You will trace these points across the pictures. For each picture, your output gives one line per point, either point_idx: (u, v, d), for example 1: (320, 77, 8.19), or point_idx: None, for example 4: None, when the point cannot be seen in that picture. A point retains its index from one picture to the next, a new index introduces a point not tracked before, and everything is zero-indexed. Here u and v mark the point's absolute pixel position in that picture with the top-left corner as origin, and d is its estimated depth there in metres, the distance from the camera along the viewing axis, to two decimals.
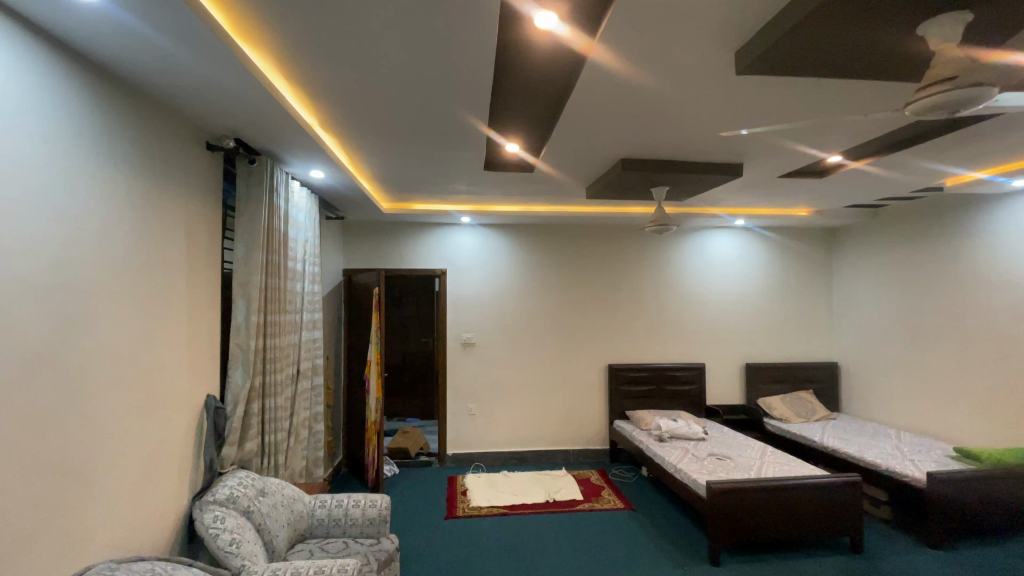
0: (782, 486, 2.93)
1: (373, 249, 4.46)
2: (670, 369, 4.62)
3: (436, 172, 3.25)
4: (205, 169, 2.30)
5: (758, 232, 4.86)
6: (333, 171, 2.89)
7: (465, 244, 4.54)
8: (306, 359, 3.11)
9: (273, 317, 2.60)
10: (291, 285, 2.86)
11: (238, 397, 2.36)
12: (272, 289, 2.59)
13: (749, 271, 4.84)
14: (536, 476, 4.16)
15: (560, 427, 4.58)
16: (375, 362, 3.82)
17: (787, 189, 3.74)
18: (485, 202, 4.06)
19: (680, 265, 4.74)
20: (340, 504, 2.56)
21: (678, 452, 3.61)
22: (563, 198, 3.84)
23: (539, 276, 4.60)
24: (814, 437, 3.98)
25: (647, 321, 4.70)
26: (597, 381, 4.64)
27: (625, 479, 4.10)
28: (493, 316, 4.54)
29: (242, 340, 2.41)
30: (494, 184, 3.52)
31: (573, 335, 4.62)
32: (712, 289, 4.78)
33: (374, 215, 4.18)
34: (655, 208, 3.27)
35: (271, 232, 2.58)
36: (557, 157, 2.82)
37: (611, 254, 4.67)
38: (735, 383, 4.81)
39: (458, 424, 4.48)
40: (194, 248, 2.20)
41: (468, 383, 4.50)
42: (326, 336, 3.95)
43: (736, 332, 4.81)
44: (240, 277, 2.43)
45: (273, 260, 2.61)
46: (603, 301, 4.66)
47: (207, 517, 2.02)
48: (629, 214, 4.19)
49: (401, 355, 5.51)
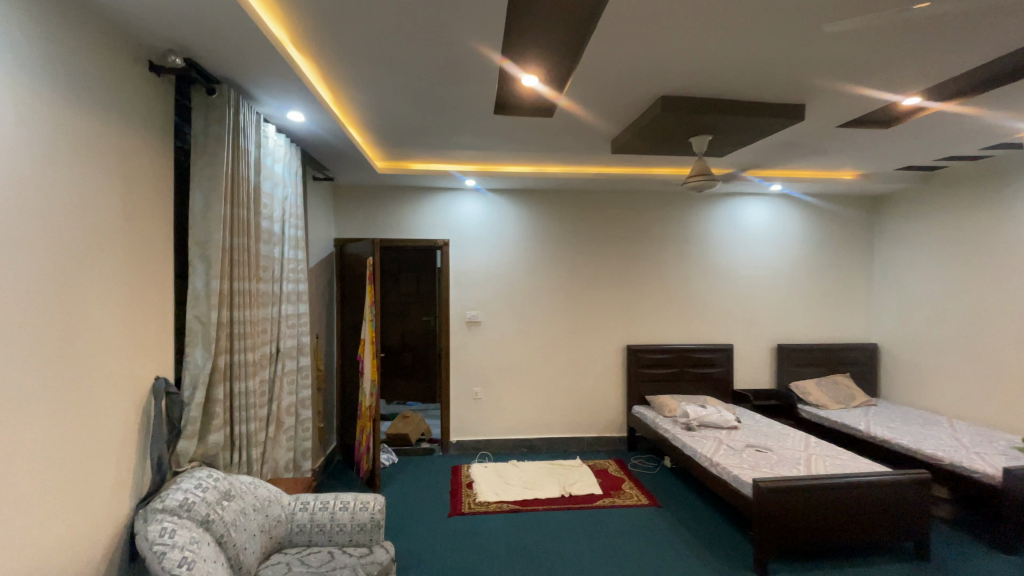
0: (840, 484, 2.54)
1: (367, 215, 4.01)
2: (696, 350, 4.19)
3: (438, 120, 2.77)
4: (150, 95, 1.83)
5: (793, 199, 4.38)
6: (314, 111, 2.42)
7: (469, 210, 4.07)
8: (288, 337, 2.68)
9: (243, 284, 2.16)
10: (266, 249, 2.42)
11: (197, 380, 1.94)
12: (240, 251, 2.14)
13: (784, 242, 4.37)
14: (549, 467, 3.76)
15: (574, 414, 4.18)
16: (369, 341, 3.39)
17: (840, 145, 3.26)
18: (493, 161, 3.58)
19: (707, 235, 4.28)
20: (325, 507, 2.16)
21: (711, 442, 3.21)
22: (582, 155, 3.36)
23: (551, 248, 4.14)
24: (859, 425, 3.58)
25: (671, 298, 4.26)
26: (615, 363, 4.22)
27: (646, 471, 3.72)
28: (500, 292, 4.11)
29: (201, 310, 1.97)
30: (505, 137, 3.05)
31: (588, 313, 4.19)
32: (742, 262, 4.33)
33: (369, 177, 3.73)
34: (694, 162, 2.80)
35: (239, 182, 2.12)
36: (585, 93, 2.35)
37: (632, 224, 4.20)
38: (765, 366, 4.39)
39: (462, 409, 4.09)
40: (136, 194, 1.75)
41: (473, 365, 4.09)
42: (315, 312, 3.53)
43: (768, 310, 4.38)
44: (198, 235, 1.97)
45: (242, 216, 2.15)
46: (622, 275, 4.21)
47: (152, 531, 1.60)
48: (656, 176, 3.71)
49: (400, 334, 5.10)
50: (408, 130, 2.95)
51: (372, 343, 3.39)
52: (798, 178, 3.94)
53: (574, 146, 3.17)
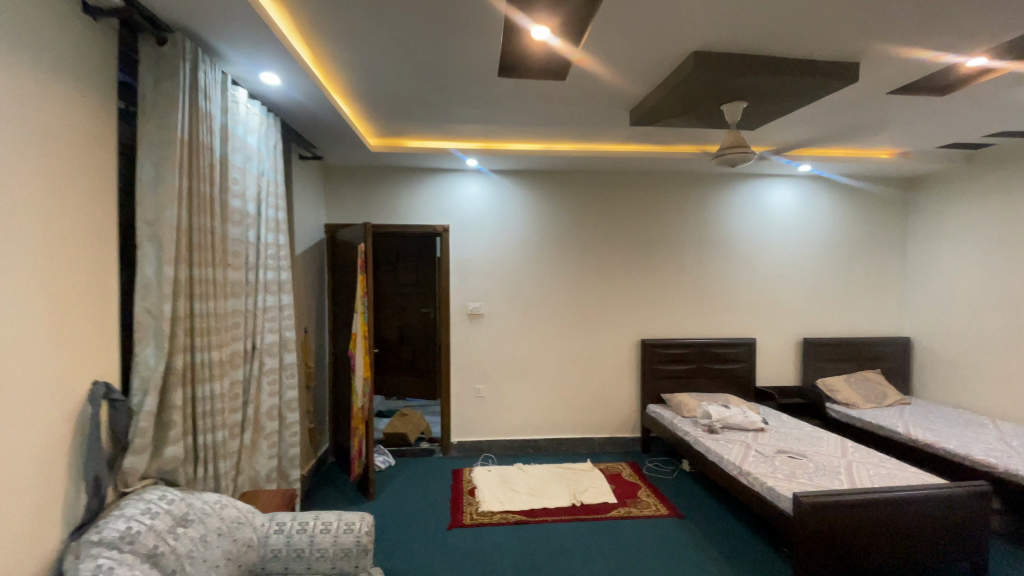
0: (892, 500, 2.23)
1: (360, 199, 3.69)
2: (716, 345, 3.88)
3: (434, 86, 2.44)
4: (84, 41, 1.51)
5: (821, 181, 4.04)
6: (292, 73, 2.09)
7: (470, 193, 3.75)
8: (269, 332, 2.37)
9: (206, 271, 1.85)
10: (237, 231, 2.11)
11: (148, 385, 1.64)
12: (203, 233, 1.83)
13: (811, 228, 4.04)
14: (558, 471, 3.48)
15: (584, 413, 3.88)
16: (361, 336, 3.09)
17: (884, 118, 2.91)
18: (497, 138, 3.24)
19: (728, 220, 3.95)
20: (304, 529, 1.87)
21: (738, 448, 2.91)
22: (596, 130, 3.03)
23: (560, 234, 3.82)
24: (897, 427, 3.27)
25: (688, 288, 3.94)
26: (628, 359, 3.91)
27: (663, 476, 3.44)
28: (505, 282, 3.79)
29: (152, 302, 1.67)
30: (510, 108, 2.71)
31: (600, 304, 3.87)
32: (766, 249, 4.00)
33: (360, 156, 3.41)
34: (727, 133, 2.48)
35: (199, 151, 1.81)
36: (607, 48, 2.01)
37: (647, 208, 3.87)
38: (790, 362, 4.07)
39: (464, 408, 3.80)
40: (65, 160, 1.44)
41: (476, 361, 3.79)
42: (303, 304, 3.23)
43: (794, 301, 4.05)
44: (148, 213, 1.66)
45: (204, 192, 1.84)
46: (637, 264, 3.88)
47: (83, 571, 1.31)
48: (675, 155, 3.38)
49: (398, 327, 4.80)
50: (400, 99, 2.62)
51: (364, 338, 3.09)
52: (830, 157, 3.59)
53: (588, 119, 2.84)
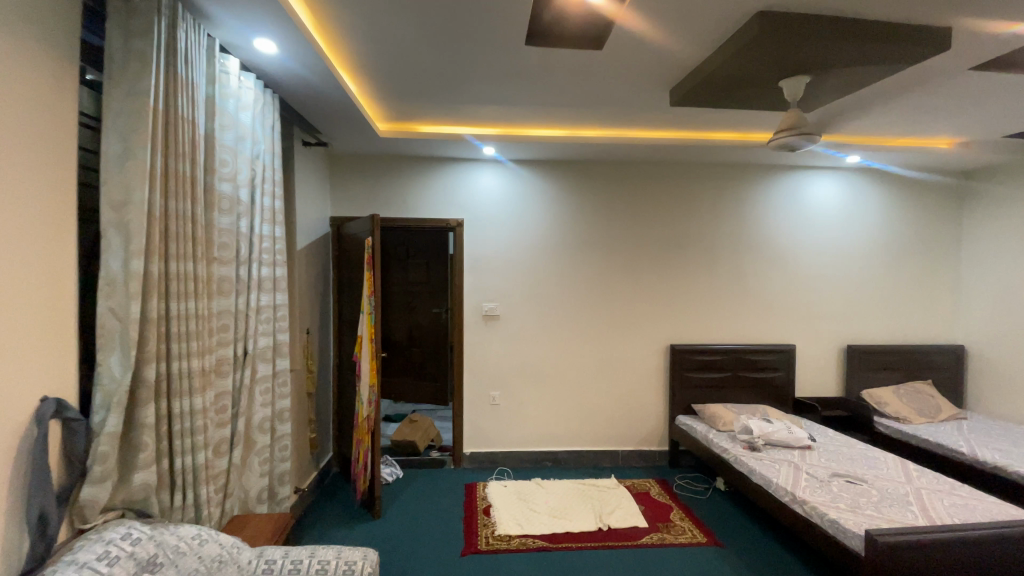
0: (982, 541, 1.91)
1: (368, 189, 3.42)
2: (753, 352, 3.56)
3: (450, 58, 2.15)
4: None
5: (868, 174, 3.70)
6: (290, 40, 1.81)
7: (486, 184, 3.47)
8: (262, 335, 2.10)
9: (188, 266, 1.57)
10: (226, 221, 1.84)
11: (111, 402, 1.37)
12: (184, 221, 1.56)
13: (856, 225, 3.71)
14: (581, 488, 3.18)
15: (606, 424, 3.59)
16: (367, 338, 2.82)
17: (956, 101, 2.57)
18: (517, 123, 2.95)
19: (767, 215, 3.62)
20: (298, 569, 1.59)
21: (787, 470, 2.59)
22: (628, 113, 2.73)
23: (583, 230, 3.52)
24: (960, 447, 2.93)
25: (723, 290, 3.62)
26: (656, 365, 3.60)
27: (695, 496, 3.13)
28: (522, 280, 3.51)
29: (118, 302, 1.39)
30: (536, 85, 2.41)
31: (626, 306, 3.57)
32: (807, 247, 3.67)
33: (368, 142, 3.13)
34: (790, 111, 2.17)
35: (179, 124, 1.54)
36: (659, 4, 1.71)
37: (678, 201, 3.56)
38: (831, 370, 3.74)
39: (477, 416, 3.52)
40: (7, 127, 1.16)
41: (490, 366, 3.51)
42: (305, 304, 2.97)
43: (837, 305, 3.72)
44: (115, 196, 1.39)
45: (185, 172, 1.56)
46: (666, 263, 3.57)
47: None
48: (713, 142, 3.07)
49: (407, 327, 4.53)
50: (412, 74, 2.33)
51: (370, 342, 2.82)
52: (883, 146, 3.26)
53: (621, 99, 2.54)
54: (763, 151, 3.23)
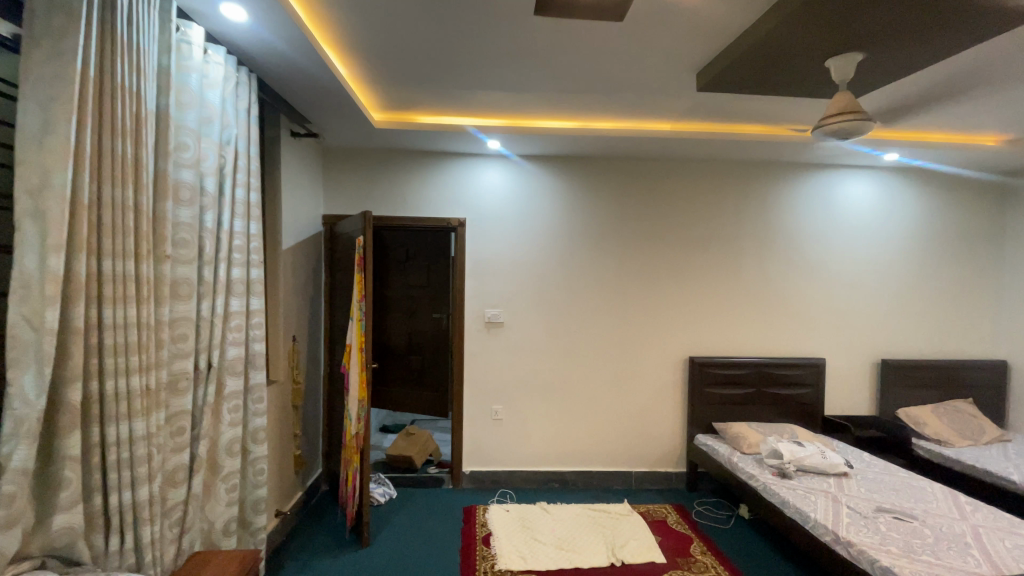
0: None
1: (364, 186, 3.17)
2: (779, 366, 3.26)
3: (447, 33, 1.90)
4: None
5: (906, 173, 3.40)
6: (259, 6, 1.55)
7: (490, 181, 3.21)
8: (232, 345, 1.84)
9: (130, 265, 1.33)
10: (186, 214, 1.59)
11: (20, 430, 1.12)
12: (124, 211, 1.31)
13: (892, 229, 3.41)
14: (591, 514, 2.89)
15: (618, 443, 3.30)
16: (356, 347, 2.56)
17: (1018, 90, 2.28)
18: (524, 113, 2.69)
19: (795, 217, 3.34)
20: None
21: (825, 502, 2.30)
22: (646, 101, 2.47)
23: (595, 231, 3.25)
24: (1014, 477, 2.61)
25: (747, 298, 3.33)
26: (673, 379, 3.31)
27: (717, 526, 2.84)
28: (528, 285, 3.24)
29: (34, 308, 1.15)
30: (545, 69, 2.16)
31: (641, 314, 3.29)
32: (839, 253, 3.37)
33: (363, 134, 2.89)
34: (841, 95, 1.89)
35: (117, 95, 1.29)
36: None
37: (699, 201, 3.28)
38: (863, 387, 3.44)
39: (478, 432, 3.25)
40: None
41: (493, 377, 3.25)
42: (291, 309, 2.72)
43: (870, 316, 3.42)
44: (30, 179, 1.15)
45: (126, 153, 1.32)
46: (686, 268, 3.29)
47: None
48: (739, 136, 2.79)
49: (407, 334, 4.27)
50: (406, 54, 2.08)
51: (359, 351, 2.56)
52: (925, 142, 2.96)
53: (640, 84, 2.27)
54: (793, 147, 2.96)
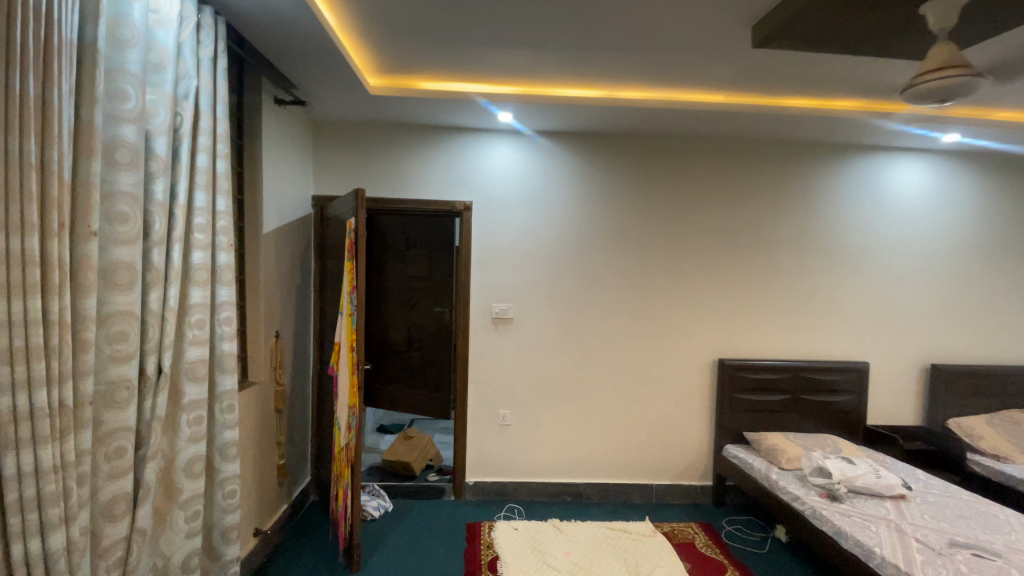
0: None
1: (360, 163, 2.84)
2: (819, 370, 2.94)
3: None
4: None
5: (963, 157, 3.06)
6: None
7: (502, 161, 2.87)
8: (193, 344, 1.52)
9: (34, 242, 1.00)
10: (128, 181, 1.26)
11: None
12: (24, 169, 0.98)
13: (946, 220, 3.07)
14: (609, 535, 2.57)
15: (638, 453, 2.99)
16: (347, 345, 2.23)
17: None
18: (542, 78, 2.35)
19: (841, 205, 2.99)
20: None
21: (888, 533, 1.99)
22: (685, 63, 2.12)
23: (616, 218, 2.92)
24: None
25: (784, 293, 3.00)
26: (700, 383, 2.99)
27: (752, 550, 2.53)
28: (542, 278, 2.91)
29: None
30: (571, 20, 1.81)
31: (666, 310, 2.96)
32: (888, 247, 3.03)
33: (358, 104, 2.55)
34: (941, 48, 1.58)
35: (11, 10, 0.95)
36: None
37: (733, 186, 2.94)
38: (909, 394, 3.11)
39: (484, 438, 2.94)
40: None
41: (501, 379, 2.93)
42: (275, 301, 2.40)
43: (920, 316, 3.08)
44: None
45: (25, 92, 0.99)
46: (717, 260, 2.95)
47: None
48: (786, 109, 2.45)
49: (406, 328, 3.95)
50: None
51: (349, 350, 2.23)
52: (994, 120, 2.62)
53: (682, 41, 1.93)
54: (845, 125, 2.61)
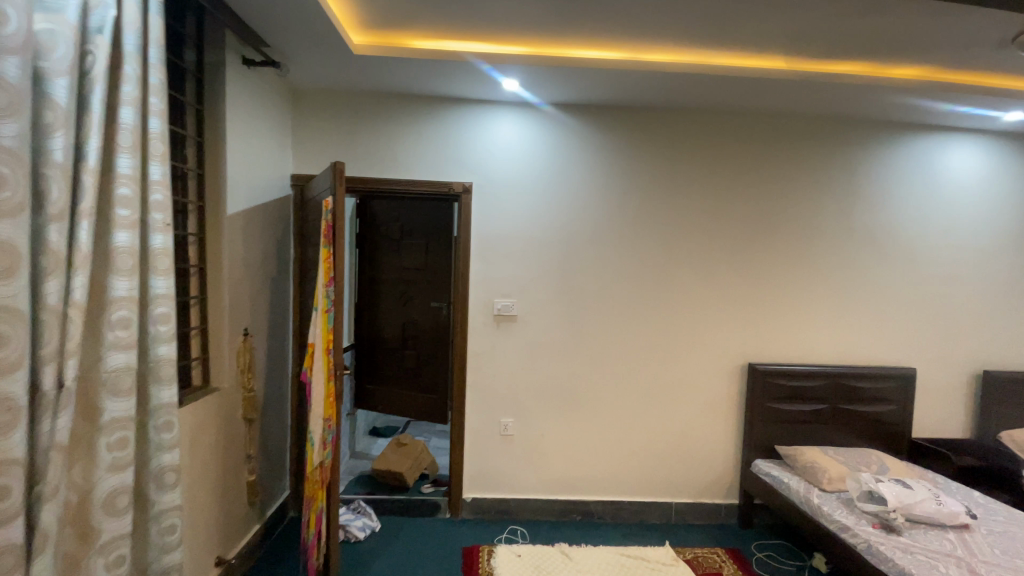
0: None
1: (346, 139, 2.51)
2: (860, 376, 2.61)
3: None
4: None
5: None
6: None
7: (506, 138, 2.54)
8: (113, 349, 1.19)
9: None
10: (8, 132, 0.94)
11: None
12: None
13: (1004, 210, 2.73)
14: (624, 563, 2.26)
15: (655, 467, 2.68)
16: (323, 347, 1.91)
17: None
18: (554, 36, 2.01)
19: (888, 192, 2.66)
20: None
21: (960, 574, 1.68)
22: (724, 16, 1.79)
23: (634, 202, 2.59)
24: None
25: (822, 290, 2.67)
26: (726, 389, 2.67)
27: None
28: (550, 270, 2.58)
29: None
30: None
31: (688, 308, 2.63)
32: (939, 239, 2.70)
33: (341, 69, 2.22)
34: None
35: None
36: None
37: (767, 169, 2.60)
38: (957, 403, 2.79)
39: (483, 450, 2.62)
40: None
41: (503, 383, 2.61)
42: (244, 294, 2.08)
43: (972, 317, 2.75)
44: None
45: None
46: (746, 252, 2.62)
47: None
48: (835, 77, 2.12)
49: (400, 325, 3.63)
50: None
51: (326, 353, 1.91)
52: None
53: None
54: (902, 97, 2.27)
